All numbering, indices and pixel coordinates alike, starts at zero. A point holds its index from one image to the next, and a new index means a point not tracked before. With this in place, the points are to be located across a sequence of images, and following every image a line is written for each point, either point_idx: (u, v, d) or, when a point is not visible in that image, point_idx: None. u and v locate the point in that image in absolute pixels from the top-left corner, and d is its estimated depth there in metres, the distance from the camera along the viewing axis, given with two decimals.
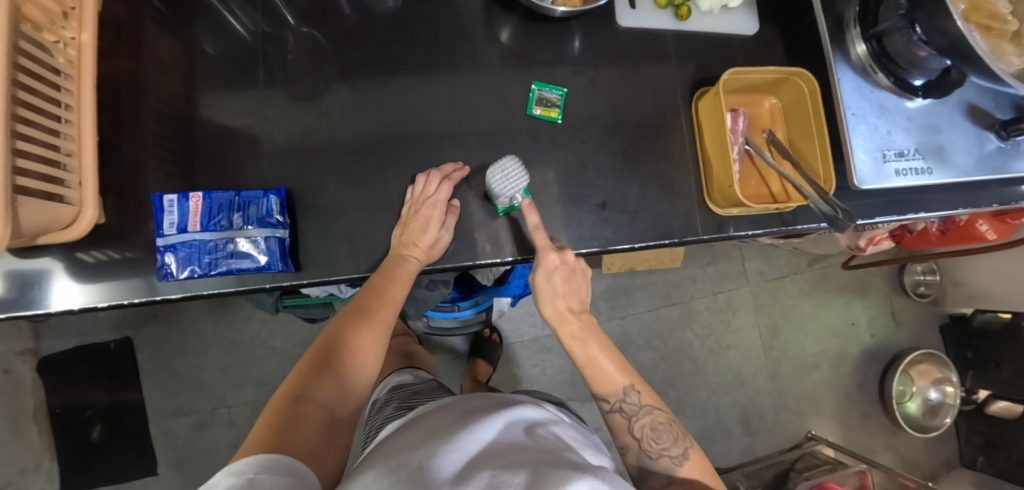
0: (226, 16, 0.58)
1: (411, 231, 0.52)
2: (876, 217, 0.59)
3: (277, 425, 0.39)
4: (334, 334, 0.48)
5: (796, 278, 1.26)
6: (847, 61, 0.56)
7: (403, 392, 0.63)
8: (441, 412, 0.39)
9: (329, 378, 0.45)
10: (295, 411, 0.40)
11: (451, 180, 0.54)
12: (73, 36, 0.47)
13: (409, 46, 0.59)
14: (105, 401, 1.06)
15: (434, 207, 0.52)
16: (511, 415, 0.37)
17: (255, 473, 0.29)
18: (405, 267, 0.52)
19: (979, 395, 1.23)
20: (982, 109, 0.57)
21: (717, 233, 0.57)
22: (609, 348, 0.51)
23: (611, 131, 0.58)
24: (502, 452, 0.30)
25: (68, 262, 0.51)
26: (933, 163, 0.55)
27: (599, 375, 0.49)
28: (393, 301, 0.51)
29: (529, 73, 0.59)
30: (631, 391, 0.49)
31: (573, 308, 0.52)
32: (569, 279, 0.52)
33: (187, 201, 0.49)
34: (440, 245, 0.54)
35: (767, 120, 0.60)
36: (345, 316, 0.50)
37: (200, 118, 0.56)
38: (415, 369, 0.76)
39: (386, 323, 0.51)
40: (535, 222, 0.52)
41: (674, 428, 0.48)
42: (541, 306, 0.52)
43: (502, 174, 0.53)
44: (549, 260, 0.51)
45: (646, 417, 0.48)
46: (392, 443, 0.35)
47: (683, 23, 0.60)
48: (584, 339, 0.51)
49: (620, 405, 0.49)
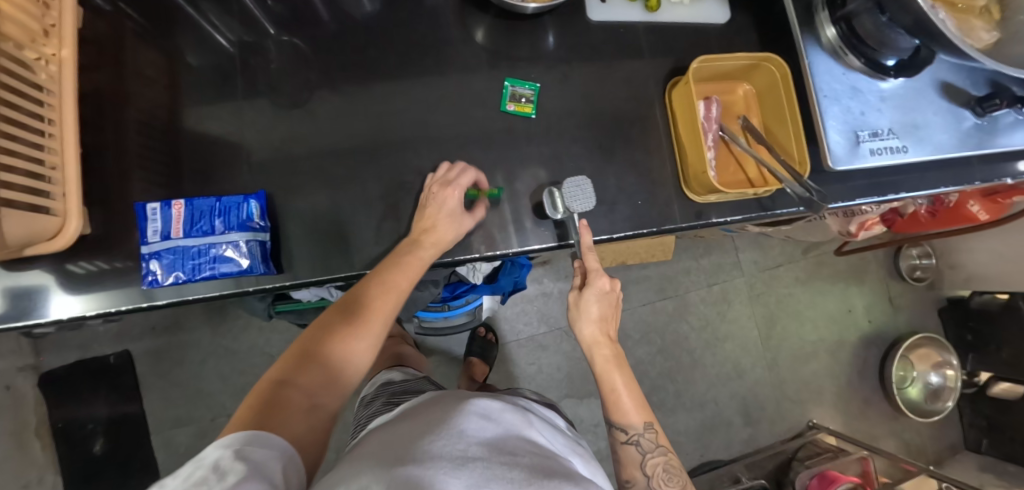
0: (204, 27, 0.59)
1: (428, 216, 0.53)
2: (856, 199, 0.59)
3: (258, 407, 0.40)
4: (328, 322, 0.49)
5: (790, 266, 1.26)
6: (818, 44, 0.56)
7: (393, 388, 0.63)
8: (437, 403, 0.41)
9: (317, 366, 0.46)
10: (277, 396, 0.41)
11: (476, 175, 0.55)
12: (53, 52, 0.49)
13: (384, 48, 0.60)
14: (106, 414, 1.07)
15: (453, 189, 0.52)
16: (506, 414, 0.38)
17: (242, 445, 0.30)
18: (416, 256, 0.51)
19: (980, 378, 1.24)
20: (956, 86, 0.57)
21: (696, 221, 0.57)
22: (632, 383, 0.53)
23: (586, 124, 0.59)
24: (496, 449, 0.32)
25: (57, 274, 0.52)
26: (908, 142, 0.55)
27: (619, 407, 0.52)
28: (398, 288, 0.51)
29: (503, 70, 0.60)
30: (648, 428, 0.52)
31: (609, 335, 0.55)
32: (606, 306, 0.55)
33: (170, 209, 0.50)
34: (458, 232, 0.54)
35: (742, 107, 0.60)
36: (349, 302, 0.50)
37: (183, 128, 0.57)
38: (405, 367, 0.76)
39: (387, 309, 0.51)
40: (587, 244, 0.53)
41: (682, 475, 0.51)
42: (581, 327, 0.55)
43: (575, 188, 0.53)
44: (599, 282, 0.53)
45: (659, 457, 0.51)
46: (387, 428, 0.37)
47: (653, 14, 0.61)
48: (613, 367, 0.53)
49: (637, 439, 0.52)
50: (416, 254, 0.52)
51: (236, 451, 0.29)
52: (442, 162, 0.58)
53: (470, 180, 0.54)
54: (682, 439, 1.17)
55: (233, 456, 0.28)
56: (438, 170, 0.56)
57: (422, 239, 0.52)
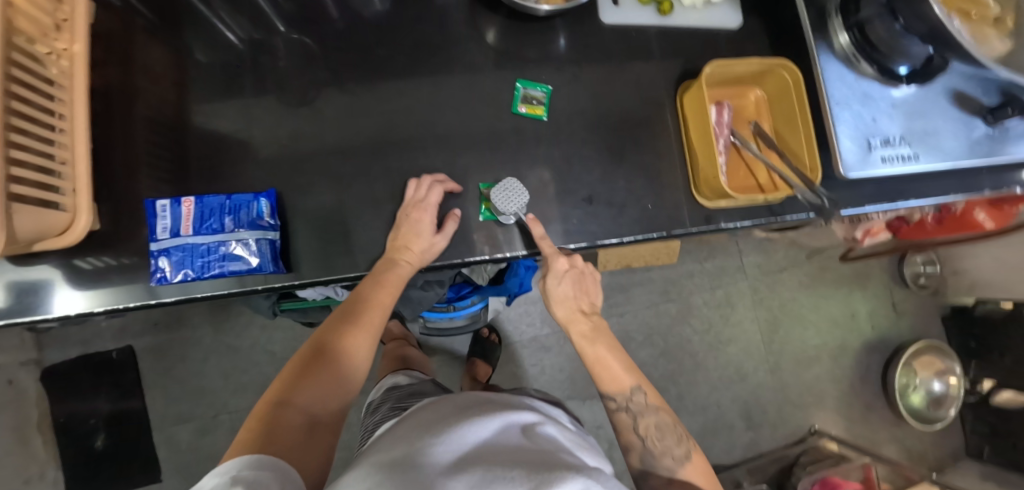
0: (215, 24, 0.59)
1: (403, 235, 0.53)
2: (866, 205, 0.59)
3: (258, 430, 0.39)
4: (320, 341, 0.49)
5: (794, 271, 1.26)
6: (831, 51, 0.56)
7: (399, 392, 0.63)
8: (438, 407, 0.40)
9: (314, 383, 0.45)
10: (277, 417, 0.41)
11: (443, 185, 0.55)
12: (65, 47, 0.49)
13: (395, 48, 0.60)
14: (108, 409, 1.06)
15: (424, 209, 0.53)
16: (507, 415, 0.37)
17: (238, 470, 0.29)
18: (396, 271, 0.52)
19: (982, 387, 1.22)
20: (969, 95, 0.57)
21: (706, 225, 0.57)
22: (617, 350, 0.53)
23: (596, 126, 0.59)
24: (497, 450, 0.31)
25: (64, 269, 0.52)
26: (919, 150, 0.55)
27: (606, 374, 0.52)
28: (381, 304, 0.52)
29: (515, 71, 0.60)
30: (637, 390, 0.51)
31: (584, 310, 0.56)
32: (580, 282, 0.55)
33: (179, 206, 0.50)
34: (434, 250, 0.54)
35: (753, 112, 0.60)
36: (336, 321, 0.51)
37: (192, 125, 0.57)
38: (412, 370, 0.77)
39: (374, 326, 0.52)
40: (541, 233, 0.54)
41: (678, 429, 0.49)
42: (555, 307, 0.56)
43: (504, 191, 0.53)
44: (559, 264, 0.53)
45: (652, 416, 0.49)
46: (385, 441, 0.35)
47: (665, 18, 0.61)
48: (593, 339, 0.54)
49: (626, 404, 0.50)
50: (396, 271, 0.52)
51: (232, 477, 0.28)
52: (409, 178, 0.57)
53: (439, 194, 0.54)
54: None
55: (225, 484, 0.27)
56: (409, 186, 0.56)
57: (398, 258, 0.52)
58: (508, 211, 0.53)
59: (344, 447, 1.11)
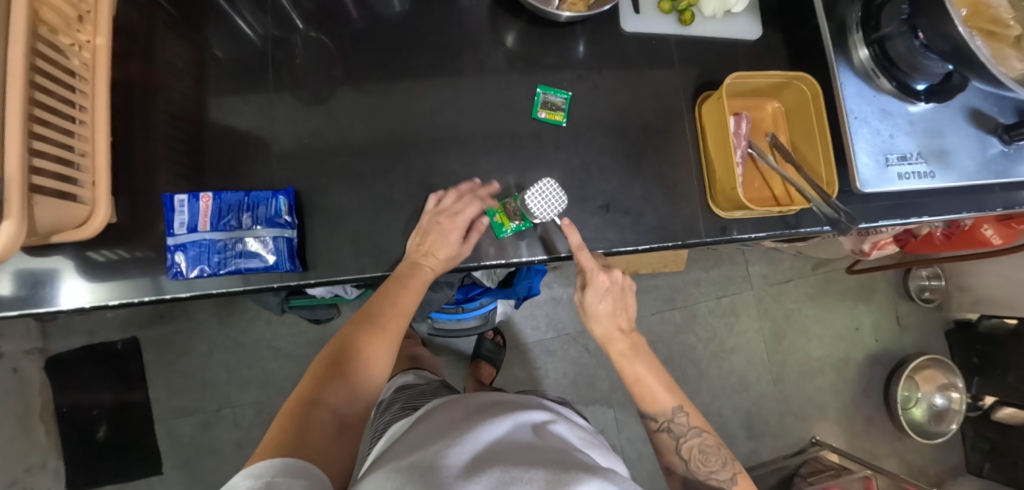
0: (236, 21, 0.59)
1: (429, 242, 0.54)
2: (880, 220, 0.59)
3: (291, 429, 0.39)
4: (346, 341, 0.49)
5: (800, 282, 1.26)
6: (849, 65, 0.56)
7: (409, 392, 0.63)
8: (451, 411, 0.40)
9: (341, 383, 0.46)
10: (309, 417, 0.41)
11: (478, 198, 0.55)
12: (88, 39, 0.49)
13: (415, 50, 0.60)
14: (111, 400, 1.06)
15: (456, 219, 0.53)
16: (518, 415, 0.37)
17: (272, 475, 0.30)
18: (420, 276, 0.53)
19: (985, 401, 1.23)
20: (984, 113, 0.57)
21: (721, 236, 0.57)
22: (657, 369, 0.53)
23: (614, 134, 0.59)
24: (512, 451, 0.31)
25: (79, 262, 0.52)
26: (935, 167, 0.55)
27: (646, 394, 0.52)
28: (405, 308, 0.53)
29: (534, 76, 0.60)
30: (678, 411, 0.51)
31: (622, 327, 0.55)
32: (618, 299, 0.55)
33: (198, 201, 0.50)
34: (460, 258, 0.56)
35: (770, 124, 0.60)
36: (358, 323, 0.51)
37: (210, 120, 0.57)
38: (421, 370, 0.77)
39: (398, 329, 0.53)
40: (576, 242, 0.52)
41: (722, 452, 0.50)
42: (593, 324, 0.56)
43: (541, 195, 0.53)
44: (599, 280, 0.53)
45: (695, 439, 0.50)
46: (397, 446, 0.35)
47: (686, 28, 0.61)
48: (632, 358, 0.53)
49: (668, 425, 0.51)
50: (420, 276, 0.53)
51: (265, 482, 0.29)
52: (430, 190, 0.57)
53: (467, 202, 0.55)
54: None
55: None
56: (433, 196, 0.56)
57: (421, 263, 0.53)
58: (544, 214, 0.53)
59: None
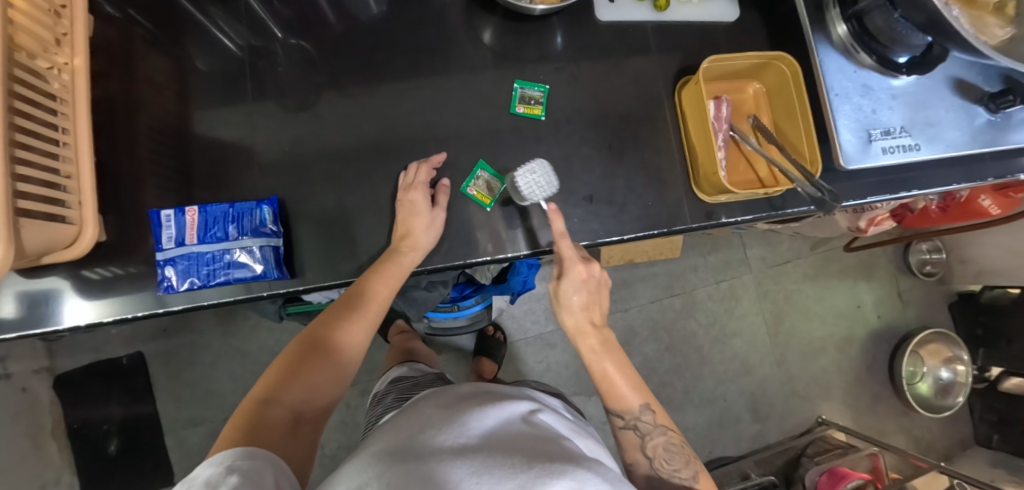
0: (213, 32, 0.60)
1: (401, 221, 0.53)
2: (868, 196, 0.59)
3: (243, 425, 0.40)
4: (312, 337, 0.50)
5: (798, 262, 1.25)
6: (828, 42, 0.55)
7: (403, 384, 0.64)
8: (440, 398, 0.41)
9: (301, 380, 0.46)
10: (263, 414, 0.42)
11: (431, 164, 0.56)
12: (66, 61, 0.49)
13: (393, 50, 0.60)
14: (120, 415, 1.08)
15: (416, 191, 0.54)
16: (506, 405, 0.38)
17: (234, 461, 0.31)
18: (399, 261, 0.52)
19: (991, 373, 1.22)
20: (970, 82, 0.57)
21: (707, 221, 0.57)
22: (626, 366, 0.53)
23: (595, 125, 0.59)
24: (496, 438, 0.31)
25: (73, 280, 0.53)
26: (920, 140, 0.55)
27: (614, 392, 0.52)
28: (379, 296, 0.52)
29: (512, 71, 0.60)
30: (645, 410, 0.52)
31: (594, 322, 0.54)
32: (593, 292, 0.54)
33: (184, 215, 0.50)
34: (436, 225, 0.54)
35: (752, 106, 0.60)
36: (328, 315, 0.52)
37: (193, 133, 0.57)
38: (416, 363, 0.78)
39: (368, 320, 0.53)
40: (560, 230, 0.53)
41: (685, 450, 0.51)
42: (563, 316, 0.55)
43: (531, 177, 0.52)
44: (576, 270, 0.52)
45: (659, 437, 0.51)
46: (386, 429, 0.36)
47: (662, 13, 0.60)
48: (602, 353, 0.53)
49: (634, 423, 0.52)
50: (398, 262, 0.52)
51: (228, 466, 0.30)
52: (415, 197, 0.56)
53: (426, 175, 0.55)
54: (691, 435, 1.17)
55: (223, 472, 0.29)
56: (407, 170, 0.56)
57: (400, 244, 0.53)
58: (532, 195, 0.53)
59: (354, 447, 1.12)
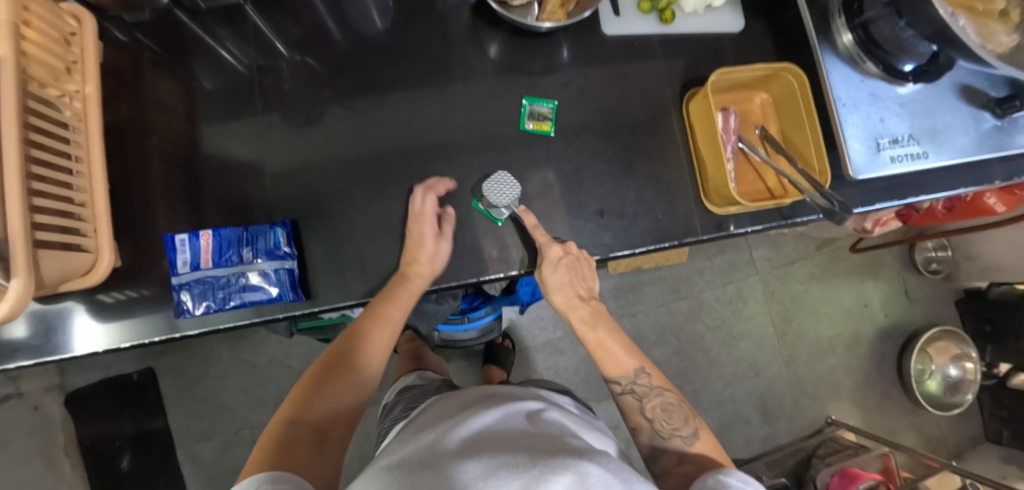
0: (222, 53, 0.60)
1: (408, 249, 0.53)
2: (878, 202, 0.59)
3: (271, 446, 0.42)
4: (329, 361, 0.52)
5: (804, 263, 1.25)
6: (834, 51, 0.56)
7: (411, 393, 0.65)
8: (445, 406, 0.41)
9: (323, 399, 0.48)
10: (288, 433, 0.43)
11: (434, 192, 0.55)
12: (77, 89, 0.49)
13: (401, 68, 0.60)
14: (132, 430, 1.08)
15: (424, 221, 0.53)
16: (510, 405, 0.38)
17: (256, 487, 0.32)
18: (407, 286, 0.54)
19: (1001, 369, 1.22)
20: (976, 88, 0.57)
21: (717, 231, 0.58)
22: (618, 334, 0.56)
23: (604, 138, 0.59)
24: (500, 437, 0.31)
25: (90, 304, 0.53)
26: (928, 147, 0.55)
27: (608, 357, 0.54)
28: (390, 319, 0.54)
29: (520, 87, 0.60)
30: (641, 373, 0.53)
31: (583, 295, 0.57)
32: (577, 269, 0.54)
33: (198, 239, 0.51)
34: (440, 257, 0.54)
35: (759, 116, 0.60)
36: (344, 340, 0.54)
37: (204, 155, 0.58)
38: (425, 370, 0.77)
39: (382, 342, 0.55)
40: (533, 223, 0.55)
41: (684, 408, 0.51)
42: (552, 297, 0.57)
43: (496, 184, 0.56)
44: (552, 252, 0.53)
45: (656, 399, 0.51)
46: (395, 443, 0.37)
47: (667, 26, 0.60)
48: (592, 324, 0.56)
49: (631, 387, 0.52)
50: (408, 286, 0.54)
51: None
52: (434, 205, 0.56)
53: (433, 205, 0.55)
54: None
55: None
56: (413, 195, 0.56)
57: (407, 271, 0.54)
58: (501, 202, 0.55)
59: (365, 458, 1.12)
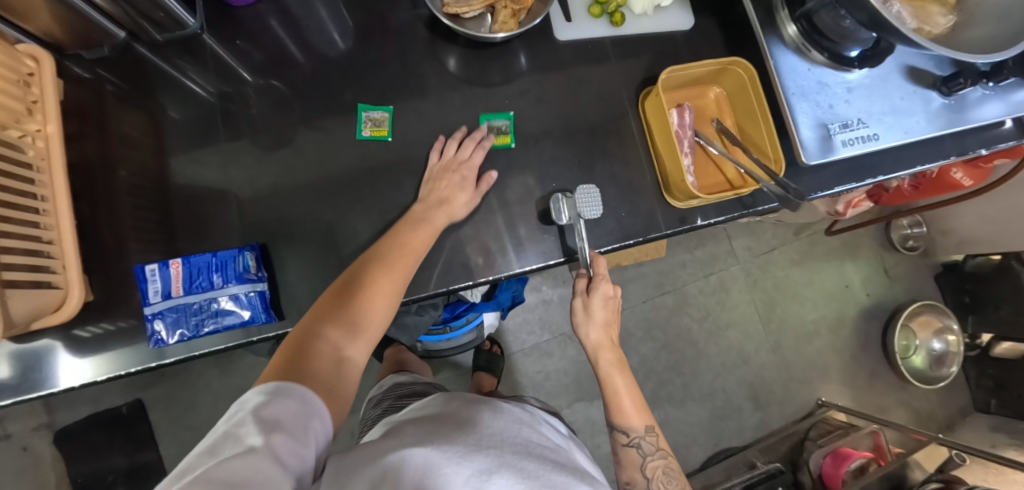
0: (184, 82, 0.61)
1: (444, 190, 0.55)
2: (835, 186, 0.61)
3: (288, 359, 0.41)
4: (350, 281, 0.49)
5: (784, 249, 1.27)
6: (781, 42, 0.57)
7: (399, 390, 0.66)
8: (452, 396, 0.42)
9: (339, 320, 0.46)
10: (303, 351, 0.42)
11: (481, 146, 0.58)
12: (39, 128, 0.50)
13: (361, 86, 0.61)
14: (124, 465, 1.07)
15: (460, 171, 0.56)
16: (517, 410, 0.39)
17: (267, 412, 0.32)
18: (427, 226, 0.53)
19: (983, 339, 1.25)
20: (921, 69, 0.59)
21: (682, 225, 0.59)
22: (634, 389, 0.57)
23: (565, 142, 0.60)
24: (511, 437, 0.32)
25: (64, 340, 0.53)
26: (879, 129, 0.57)
27: (621, 409, 0.55)
28: (410, 252, 0.52)
29: (480, 97, 0.61)
30: (648, 431, 0.55)
31: (611, 339, 0.58)
32: (609, 310, 0.57)
33: (168, 268, 0.51)
34: (472, 205, 0.57)
35: (714, 109, 0.61)
36: (365, 262, 0.50)
37: (172, 184, 0.58)
38: (403, 373, 0.77)
39: (403, 267, 0.51)
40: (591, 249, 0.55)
41: (681, 477, 0.54)
42: (584, 332, 0.58)
43: (588, 197, 0.55)
44: (603, 288, 0.56)
45: (659, 460, 0.54)
46: (405, 420, 0.37)
47: (619, 28, 0.62)
48: (616, 370, 0.56)
49: (637, 442, 0.54)
50: (429, 224, 0.53)
51: (261, 415, 0.32)
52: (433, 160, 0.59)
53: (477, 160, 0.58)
54: (695, 430, 1.18)
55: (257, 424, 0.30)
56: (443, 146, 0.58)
57: (438, 209, 0.54)
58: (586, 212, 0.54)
59: None
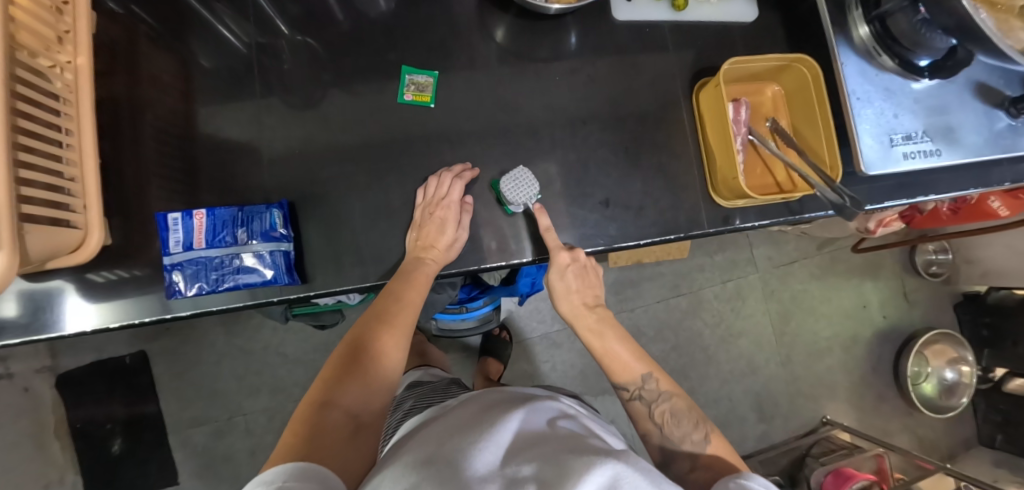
0: (219, 29, 0.58)
1: (427, 235, 0.52)
2: (886, 200, 0.58)
3: (304, 434, 0.38)
4: (357, 339, 0.48)
5: (805, 262, 1.25)
6: (849, 44, 0.54)
7: (421, 389, 0.64)
8: (461, 407, 0.40)
9: (356, 382, 0.45)
10: (320, 425, 0.40)
11: (461, 179, 0.54)
12: (68, 59, 0.47)
13: (405, 49, 0.58)
14: (124, 415, 1.07)
15: (447, 208, 0.52)
16: (532, 409, 0.37)
17: (282, 482, 0.30)
18: (422, 269, 0.52)
19: (996, 373, 1.23)
20: (991, 87, 0.56)
21: (723, 226, 0.57)
22: (626, 340, 0.53)
23: (612, 127, 0.58)
24: (526, 447, 0.30)
25: (79, 284, 0.52)
26: (942, 144, 0.54)
27: (615, 363, 0.51)
28: (412, 303, 0.51)
29: (527, 71, 0.58)
30: (648, 378, 0.50)
31: (588, 303, 0.55)
32: (583, 275, 0.54)
33: (191, 219, 0.49)
34: (458, 244, 0.54)
35: (770, 108, 0.59)
36: (367, 322, 0.50)
37: (201, 134, 0.56)
38: (430, 367, 0.79)
39: (405, 329, 0.51)
40: (547, 225, 0.53)
41: (694, 413, 0.48)
42: (558, 302, 0.55)
43: (514, 182, 0.54)
44: (561, 256, 0.52)
45: (665, 403, 0.48)
46: (414, 441, 0.35)
47: (679, 13, 0.59)
48: (599, 331, 0.53)
49: (640, 392, 0.49)
50: (423, 270, 0.52)
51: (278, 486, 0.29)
52: (426, 177, 0.56)
53: (460, 194, 0.54)
54: None
55: None
56: (427, 184, 0.55)
57: (423, 257, 0.52)
58: (518, 200, 0.54)
59: None
